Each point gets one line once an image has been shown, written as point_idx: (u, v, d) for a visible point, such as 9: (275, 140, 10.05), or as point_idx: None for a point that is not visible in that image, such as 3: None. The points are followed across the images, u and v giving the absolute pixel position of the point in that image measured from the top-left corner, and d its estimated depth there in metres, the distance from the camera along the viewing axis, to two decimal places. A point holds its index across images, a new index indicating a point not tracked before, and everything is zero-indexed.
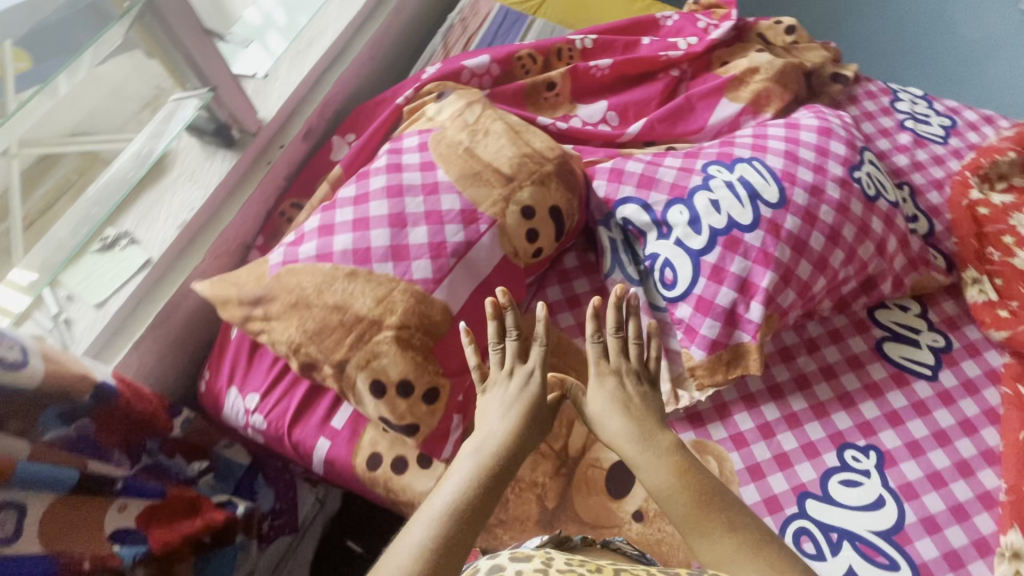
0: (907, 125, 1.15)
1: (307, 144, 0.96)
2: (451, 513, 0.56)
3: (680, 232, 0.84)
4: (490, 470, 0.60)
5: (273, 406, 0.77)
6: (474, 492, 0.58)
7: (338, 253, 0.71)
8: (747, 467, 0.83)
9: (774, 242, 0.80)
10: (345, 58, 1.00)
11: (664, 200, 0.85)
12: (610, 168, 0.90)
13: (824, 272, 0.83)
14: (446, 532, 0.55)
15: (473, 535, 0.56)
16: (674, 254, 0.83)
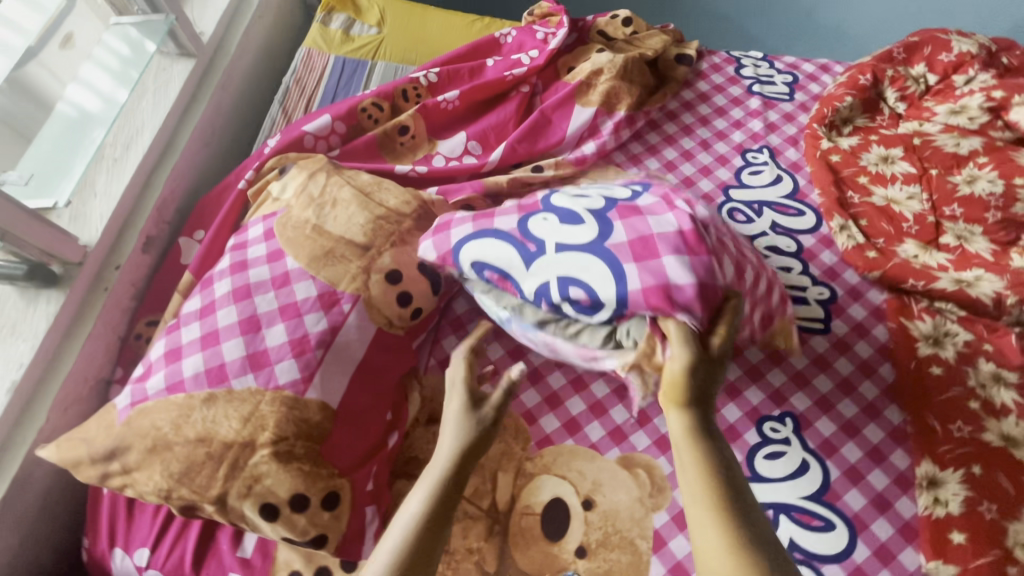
0: (755, 90, 1.19)
1: (151, 254, 0.88)
2: (417, 531, 0.57)
3: (556, 236, 0.71)
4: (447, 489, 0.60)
5: (166, 557, 0.69)
6: (434, 505, 0.59)
7: (190, 379, 0.65)
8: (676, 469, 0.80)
9: (672, 203, 0.73)
10: (173, 152, 0.92)
11: (514, 218, 0.75)
12: (435, 226, 0.78)
13: (732, 246, 0.75)
14: (417, 541, 0.56)
15: (438, 544, 0.57)
16: (570, 263, 0.69)
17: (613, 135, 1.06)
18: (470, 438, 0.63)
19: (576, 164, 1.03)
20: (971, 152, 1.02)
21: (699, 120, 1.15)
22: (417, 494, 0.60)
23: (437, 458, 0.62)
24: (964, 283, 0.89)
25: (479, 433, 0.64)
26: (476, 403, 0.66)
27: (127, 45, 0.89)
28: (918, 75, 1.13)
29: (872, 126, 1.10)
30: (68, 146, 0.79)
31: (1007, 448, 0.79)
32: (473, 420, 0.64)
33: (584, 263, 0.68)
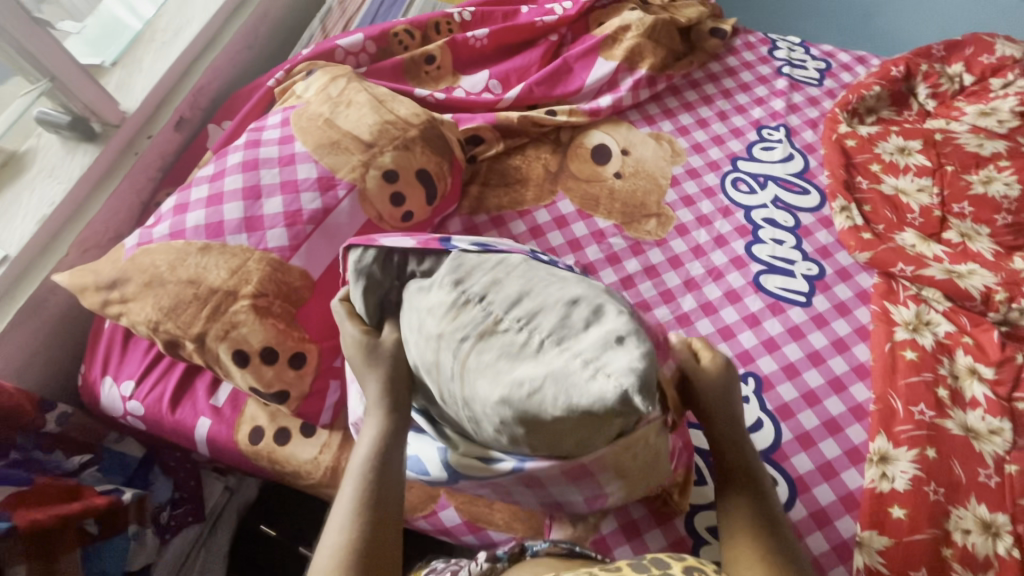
0: (784, 71, 1.19)
1: (182, 134, 0.96)
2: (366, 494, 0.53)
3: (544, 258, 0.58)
4: (387, 439, 0.54)
5: (149, 391, 0.76)
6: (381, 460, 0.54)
7: (191, 229, 0.71)
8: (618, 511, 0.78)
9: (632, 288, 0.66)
10: (214, 48, 0.99)
11: (470, 241, 0.57)
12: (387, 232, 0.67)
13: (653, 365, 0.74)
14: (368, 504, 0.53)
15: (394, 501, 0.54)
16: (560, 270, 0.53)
17: (630, 91, 1.08)
18: (390, 377, 0.55)
19: (589, 113, 1.05)
20: (993, 154, 1.00)
21: (721, 92, 1.15)
22: (364, 441, 0.55)
23: (372, 406, 0.55)
24: (955, 274, 0.89)
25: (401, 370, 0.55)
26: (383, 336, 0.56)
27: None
28: (954, 74, 1.11)
29: (896, 119, 1.09)
30: (114, 32, 0.91)
31: (966, 437, 0.79)
32: (381, 355, 0.55)
33: (560, 281, 0.48)
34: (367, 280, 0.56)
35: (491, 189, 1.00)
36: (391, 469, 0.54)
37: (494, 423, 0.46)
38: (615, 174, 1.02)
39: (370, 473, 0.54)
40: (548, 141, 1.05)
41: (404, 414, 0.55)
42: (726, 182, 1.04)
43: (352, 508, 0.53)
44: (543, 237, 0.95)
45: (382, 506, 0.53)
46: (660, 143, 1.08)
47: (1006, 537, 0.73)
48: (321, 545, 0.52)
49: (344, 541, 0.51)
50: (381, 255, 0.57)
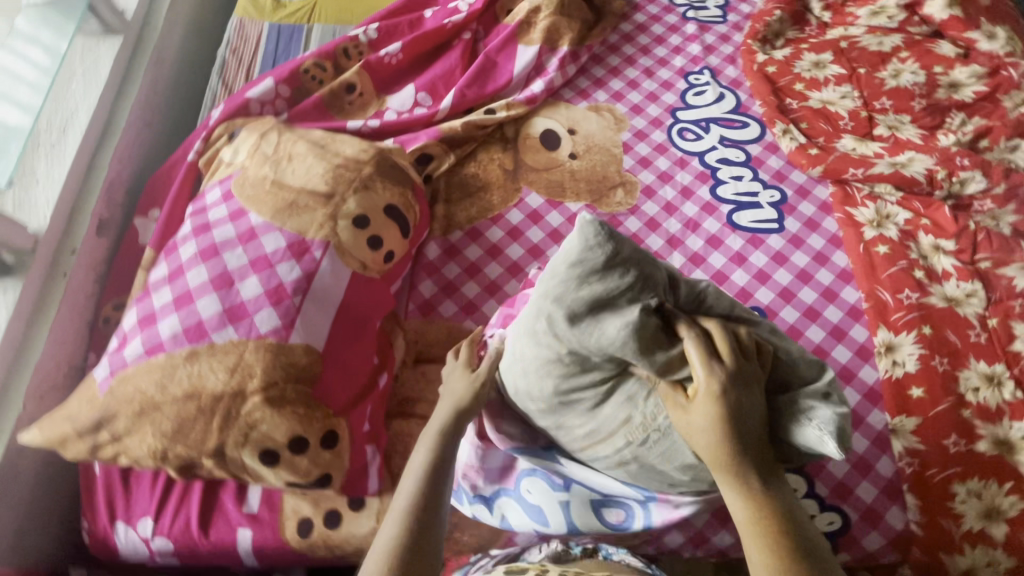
0: (690, 16, 1.22)
1: (106, 238, 0.86)
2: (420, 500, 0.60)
3: None
4: (446, 440, 0.64)
5: (171, 523, 0.69)
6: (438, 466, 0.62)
7: (168, 340, 0.64)
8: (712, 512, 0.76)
9: None
10: (113, 134, 0.89)
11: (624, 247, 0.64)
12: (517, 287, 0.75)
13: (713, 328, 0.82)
14: (416, 513, 0.59)
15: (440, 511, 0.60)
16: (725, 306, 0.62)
17: (558, 71, 1.07)
18: (463, 398, 0.66)
19: (527, 103, 1.04)
20: (893, 49, 1.08)
21: (640, 50, 1.17)
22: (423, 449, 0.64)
23: (441, 414, 0.66)
24: (899, 165, 0.96)
25: (475, 389, 0.66)
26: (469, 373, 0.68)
27: (41, 48, 0.80)
28: None
29: (802, 37, 1.15)
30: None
31: (950, 307, 0.87)
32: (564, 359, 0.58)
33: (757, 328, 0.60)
34: (593, 271, 0.54)
35: (455, 204, 0.97)
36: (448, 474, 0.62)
37: (629, 419, 0.59)
38: (570, 155, 1.02)
39: (430, 469, 0.62)
40: (495, 140, 1.03)
41: (461, 431, 0.65)
42: (672, 135, 1.07)
43: (409, 498, 0.60)
44: (523, 237, 0.94)
45: (430, 513, 0.59)
46: (601, 114, 1.08)
47: (1008, 383, 0.82)
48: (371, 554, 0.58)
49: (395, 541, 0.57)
50: (599, 233, 0.53)
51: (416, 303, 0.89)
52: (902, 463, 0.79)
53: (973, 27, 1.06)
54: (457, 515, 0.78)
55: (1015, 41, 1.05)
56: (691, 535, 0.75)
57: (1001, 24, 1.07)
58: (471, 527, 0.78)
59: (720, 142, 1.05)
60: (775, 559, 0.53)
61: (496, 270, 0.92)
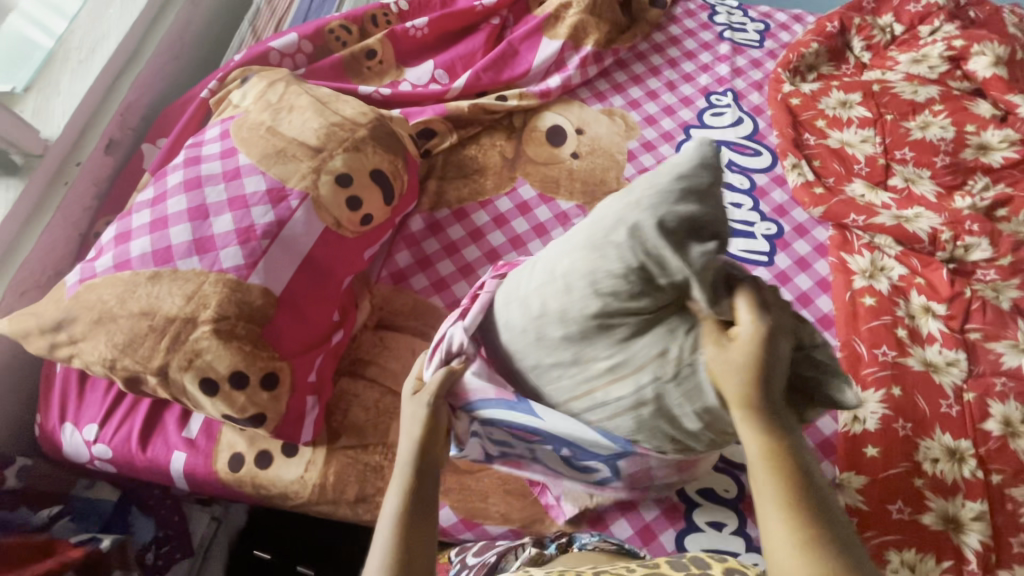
0: (726, 36, 1.20)
1: (113, 157, 0.90)
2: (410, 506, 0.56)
3: None
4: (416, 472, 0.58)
5: (115, 432, 0.73)
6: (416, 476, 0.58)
7: (137, 258, 0.68)
8: (637, 530, 0.77)
9: None
10: (137, 62, 0.93)
11: None
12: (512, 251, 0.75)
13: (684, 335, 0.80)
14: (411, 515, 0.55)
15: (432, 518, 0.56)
16: None
17: (578, 70, 1.07)
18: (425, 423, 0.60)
19: (540, 96, 1.04)
20: (927, 100, 1.04)
21: (667, 62, 1.16)
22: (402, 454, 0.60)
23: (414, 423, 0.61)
24: (903, 219, 0.93)
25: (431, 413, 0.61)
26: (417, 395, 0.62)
27: None
28: (885, 25, 1.15)
29: (835, 74, 1.12)
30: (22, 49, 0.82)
31: (927, 371, 0.84)
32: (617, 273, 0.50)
33: None
34: (694, 191, 0.50)
35: (449, 182, 0.98)
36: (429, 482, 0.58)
37: (666, 354, 0.51)
38: (572, 154, 1.02)
39: (405, 498, 0.56)
40: (501, 128, 1.04)
41: (434, 440, 0.61)
42: (680, 151, 1.06)
43: (399, 500, 0.56)
44: (507, 226, 0.95)
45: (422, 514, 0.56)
46: (613, 119, 1.08)
47: (970, 460, 0.78)
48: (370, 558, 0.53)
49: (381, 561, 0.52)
50: (705, 160, 0.51)
51: (390, 271, 0.91)
52: None
53: (1016, 90, 1.01)
54: (381, 481, 0.76)
55: None
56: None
57: None
58: None
59: (728, 166, 1.03)
60: (787, 504, 0.44)
61: (474, 252, 0.92)
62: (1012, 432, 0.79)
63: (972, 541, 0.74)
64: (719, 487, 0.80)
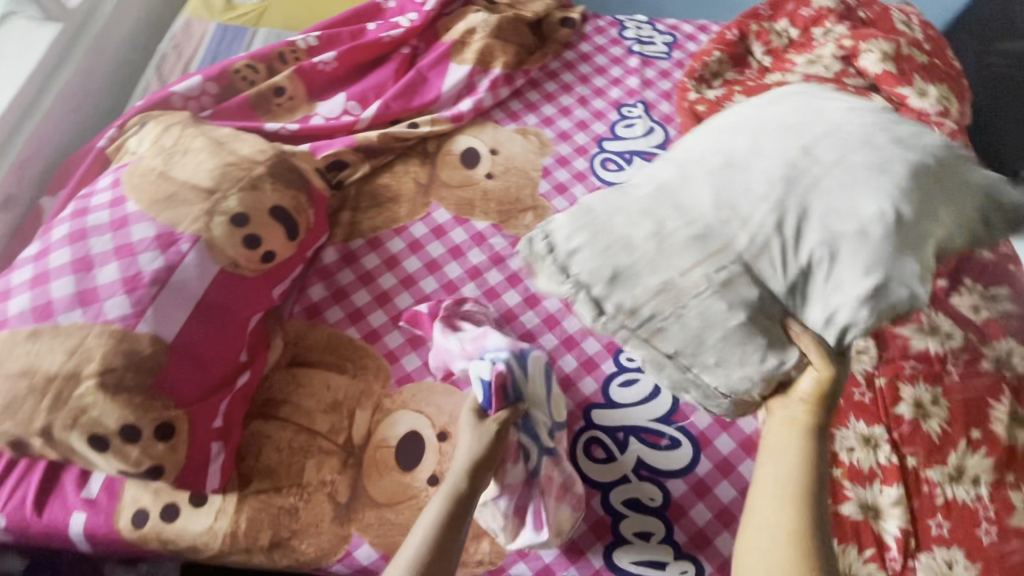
0: (634, 50, 1.24)
1: (12, 213, 0.89)
2: (438, 535, 0.63)
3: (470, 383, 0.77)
4: (456, 504, 0.66)
5: (8, 499, 0.70)
6: (445, 528, 0.64)
7: (16, 316, 0.66)
8: (563, 549, 0.76)
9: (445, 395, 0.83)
10: (35, 113, 0.93)
11: None
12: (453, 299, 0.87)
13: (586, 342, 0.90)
14: (437, 543, 0.62)
15: (455, 545, 0.63)
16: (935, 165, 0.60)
17: (489, 92, 1.09)
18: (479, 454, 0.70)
19: (452, 120, 1.06)
20: None
21: (579, 78, 1.19)
22: (438, 500, 0.67)
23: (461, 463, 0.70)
24: None
25: (488, 448, 0.70)
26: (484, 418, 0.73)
27: None
28: (781, 30, 1.20)
29: (740, 79, 1.16)
30: None
31: None
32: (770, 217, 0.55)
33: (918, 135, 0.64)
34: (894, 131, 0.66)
35: (363, 213, 0.98)
36: (454, 535, 0.64)
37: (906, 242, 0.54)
38: (486, 175, 1.03)
39: (443, 522, 0.64)
40: (415, 154, 1.04)
41: (476, 490, 0.68)
42: (595, 164, 1.08)
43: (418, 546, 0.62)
44: (423, 250, 0.95)
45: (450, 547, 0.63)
46: (527, 137, 1.09)
47: (884, 446, 0.79)
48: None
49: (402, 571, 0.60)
50: None
51: (304, 305, 0.89)
52: None
53: (905, 83, 1.06)
54: (296, 524, 0.74)
55: (947, 100, 1.05)
56: (537, 568, 0.75)
57: (934, 83, 1.07)
58: (312, 536, 0.74)
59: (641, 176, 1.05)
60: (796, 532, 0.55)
61: (390, 280, 0.92)
62: (923, 413, 0.81)
63: (891, 525, 0.74)
64: (644, 495, 0.79)
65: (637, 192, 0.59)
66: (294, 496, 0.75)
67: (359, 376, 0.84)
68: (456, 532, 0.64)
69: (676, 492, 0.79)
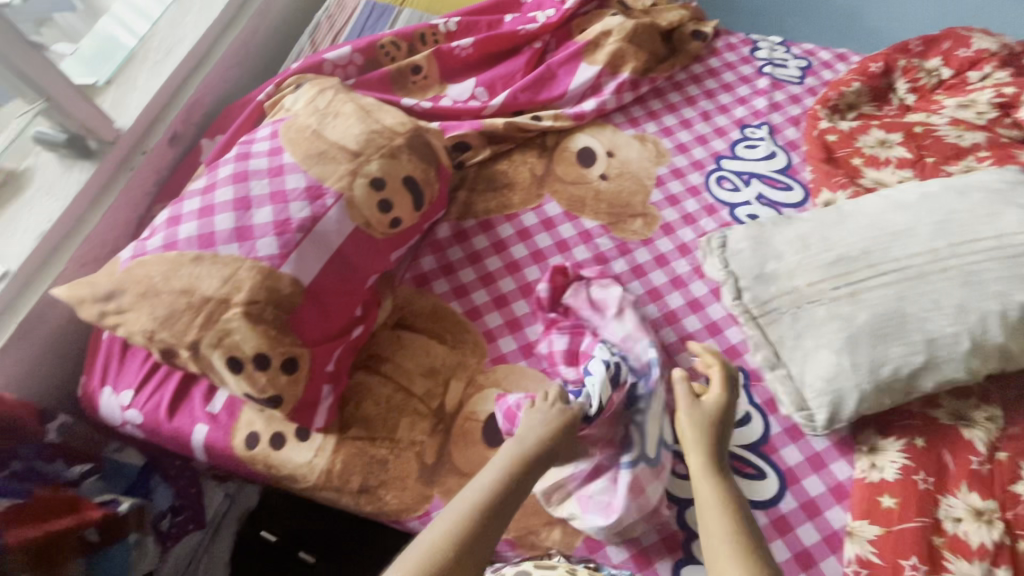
0: (765, 70, 1.21)
1: (176, 149, 0.99)
2: (487, 496, 0.63)
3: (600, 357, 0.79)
4: (517, 472, 0.66)
5: (147, 400, 0.78)
6: (497, 491, 0.64)
7: (183, 241, 0.74)
8: (633, 555, 0.76)
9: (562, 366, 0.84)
10: (206, 64, 1.02)
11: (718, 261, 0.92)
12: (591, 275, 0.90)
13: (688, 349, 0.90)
14: (484, 506, 0.63)
15: (507, 515, 0.63)
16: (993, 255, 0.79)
17: (614, 95, 1.10)
18: (554, 425, 0.71)
19: (574, 118, 1.08)
20: (974, 145, 1.01)
21: (704, 92, 1.17)
22: (493, 468, 0.67)
23: (524, 437, 0.70)
24: None
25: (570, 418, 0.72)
26: (541, 397, 0.75)
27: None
28: (932, 68, 1.13)
29: (877, 114, 1.11)
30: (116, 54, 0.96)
31: (955, 425, 0.80)
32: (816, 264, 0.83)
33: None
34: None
35: (478, 195, 1.02)
36: (509, 503, 0.64)
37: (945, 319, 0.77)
38: (600, 176, 1.04)
39: (493, 485, 0.64)
40: (534, 146, 1.07)
41: (541, 463, 0.69)
42: (710, 180, 1.06)
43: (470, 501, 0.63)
44: (530, 239, 0.97)
45: (499, 516, 0.63)
46: (645, 144, 1.10)
47: (997, 524, 0.73)
48: (420, 537, 0.60)
49: (451, 526, 0.60)
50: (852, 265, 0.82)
51: (414, 273, 0.94)
52: (850, 570, 0.73)
53: None
54: (383, 475, 0.79)
55: None
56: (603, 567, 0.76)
57: None
58: (397, 489, 0.78)
59: (757, 199, 1.03)
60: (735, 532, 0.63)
61: (496, 263, 0.95)
62: None
63: None
64: None
65: (817, 218, 0.89)
66: (386, 448, 0.80)
67: (457, 348, 0.87)
68: (512, 502, 0.64)
69: (757, 523, 0.78)
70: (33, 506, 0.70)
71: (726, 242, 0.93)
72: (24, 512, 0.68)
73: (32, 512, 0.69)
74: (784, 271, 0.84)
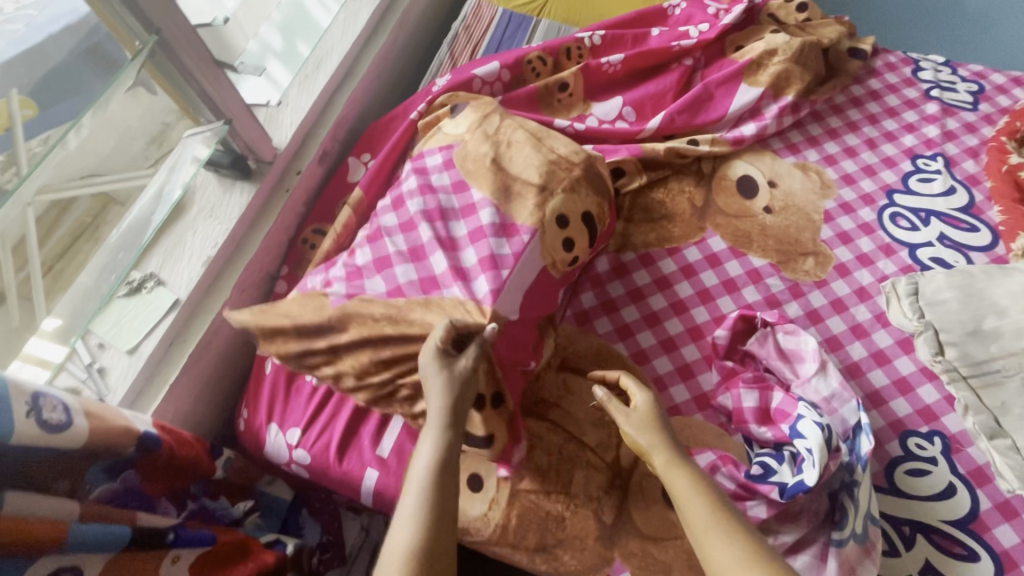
0: (933, 94, 1.11)
1: (323, 168, 0.95)
2: (437, 471, 0.61)
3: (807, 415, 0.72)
4: (447, 440, 0.62)
5: (315, 440, 0.75)
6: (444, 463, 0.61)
7: (405, 285, 0.72)
8: None
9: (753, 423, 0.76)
10: (352, 79, 0.98)
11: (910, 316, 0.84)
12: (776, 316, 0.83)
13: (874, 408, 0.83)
14: (438, 479, 0.61)
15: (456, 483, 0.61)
16: None
17: (776, 119, 1.02)
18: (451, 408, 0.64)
19: (733, 143, 1.00)
20: None
21: (867, 117, 1.09)
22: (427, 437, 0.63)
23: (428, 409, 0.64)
24: None
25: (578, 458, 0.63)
26: None
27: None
28: None
29: None
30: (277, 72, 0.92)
31: None
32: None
33: None
34: None
35: (635, 225, 0.96)
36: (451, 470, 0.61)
37: None
38: (765, 209, 0.96)
39: (431, 464, 0.61)
40: (690, 173, 0.99)
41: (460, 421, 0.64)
42: (884, 217, 0.97)
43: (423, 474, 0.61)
44: (696, 278, 0.91)
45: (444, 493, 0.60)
46: (808, 174, 1.01)
47: None
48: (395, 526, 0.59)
49: (416, 507, 0.59)
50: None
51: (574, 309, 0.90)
52: None
53: None
54: (560, 533, 0.73)
55: None
56: None
57: None
58: (574, 548, 0.73)
59: (940, 240, 0.95)
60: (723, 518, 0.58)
61: (659, 302, 0.90)
62: None
63: None
64: None
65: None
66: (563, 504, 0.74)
67: None
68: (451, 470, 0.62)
69: None
70: (217, 552, 0.65)
71: (919, 288, 0.84)
72: (213, 559, 0.64)
73: (217, 559, 0.65)
74: (1009, 331, 0.78)
